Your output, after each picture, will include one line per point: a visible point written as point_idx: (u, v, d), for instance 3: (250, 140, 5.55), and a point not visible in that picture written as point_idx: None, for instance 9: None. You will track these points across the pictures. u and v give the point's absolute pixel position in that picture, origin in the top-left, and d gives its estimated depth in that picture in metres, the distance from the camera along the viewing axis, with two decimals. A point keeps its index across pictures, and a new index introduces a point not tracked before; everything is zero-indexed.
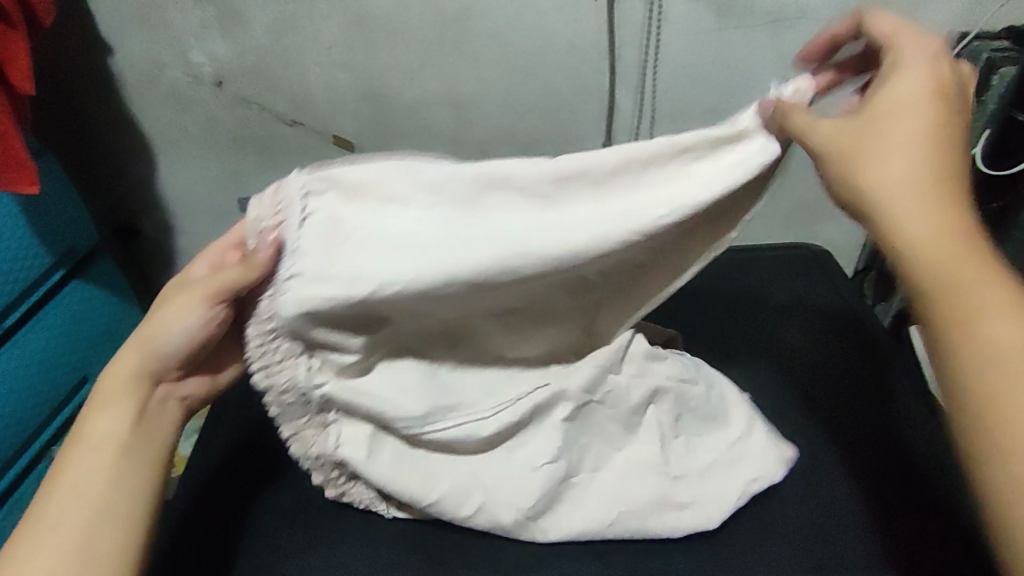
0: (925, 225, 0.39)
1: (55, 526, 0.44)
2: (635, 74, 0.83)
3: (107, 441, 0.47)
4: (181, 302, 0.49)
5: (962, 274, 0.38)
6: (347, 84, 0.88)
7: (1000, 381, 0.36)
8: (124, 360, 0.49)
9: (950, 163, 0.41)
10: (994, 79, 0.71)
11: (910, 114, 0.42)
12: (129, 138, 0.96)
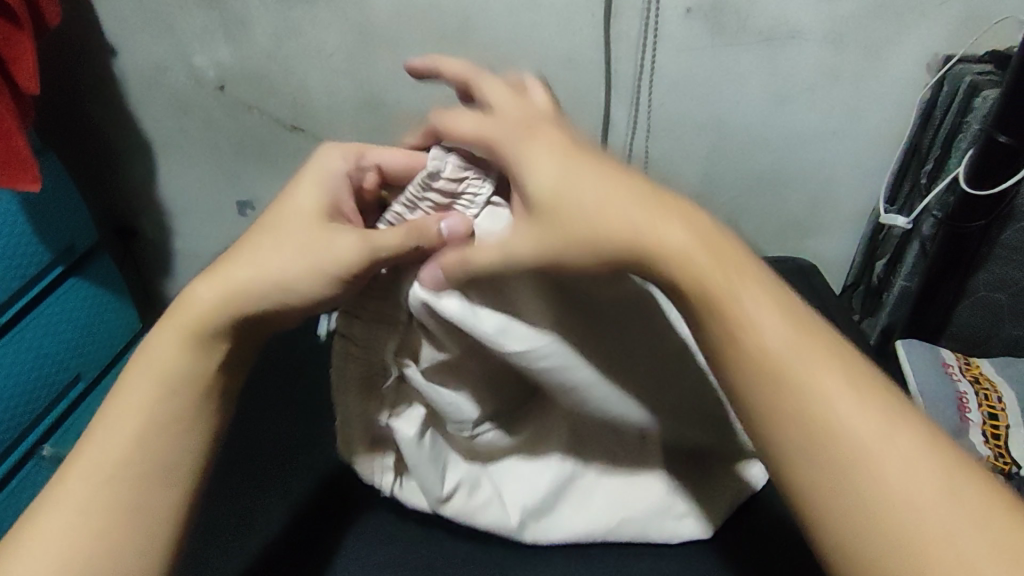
0: (758, 333, 0.35)
1: (93, 471, 0.42)
2: (629, 88, 0.85)
3: (167, 375, 0.44)
4: (300, 258, 0.45)
5: (780, 381, 0.35)
6: (348, 92, 0.89)
7: (841, 500, 0.33)
8: (201, 290, 0.45)
9: (646, 231, 0.39)
10: (976, 102, 0.74)
11: (543, 163, 0.42)
12: (131, 140, 0.98)
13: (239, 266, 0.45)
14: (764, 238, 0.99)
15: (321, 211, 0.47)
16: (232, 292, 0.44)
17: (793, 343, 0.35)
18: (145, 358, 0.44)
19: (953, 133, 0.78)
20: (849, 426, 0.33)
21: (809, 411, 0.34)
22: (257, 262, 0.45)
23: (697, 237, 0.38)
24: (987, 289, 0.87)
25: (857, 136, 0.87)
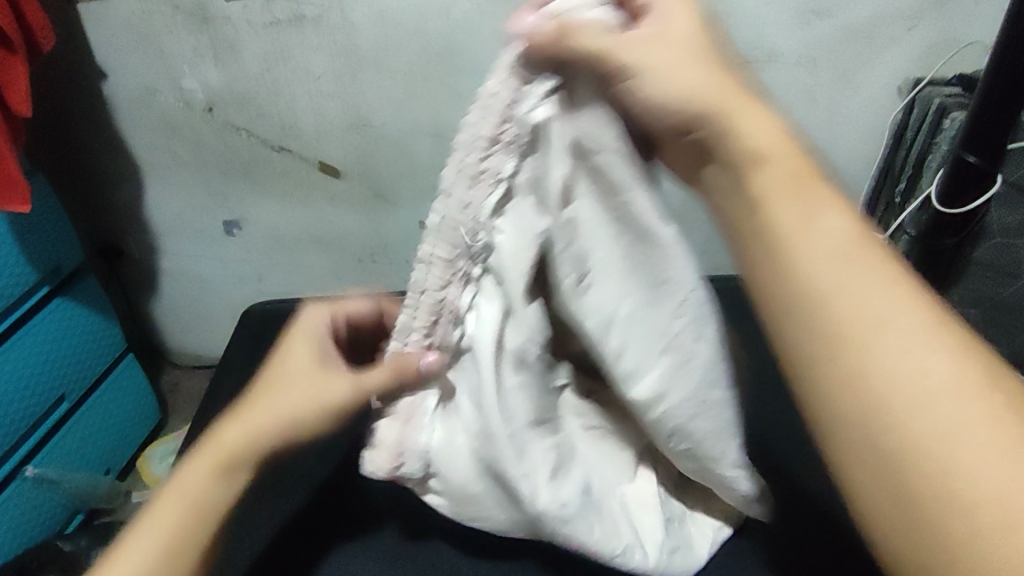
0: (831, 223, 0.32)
1: None
2: None
3: (200, 506, 0.43)
4: (307, 403, 0.45)
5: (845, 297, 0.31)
6: (334, 113, 0.91)
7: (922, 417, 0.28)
8: (231, 423, 0.45)
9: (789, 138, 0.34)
10: (946, 123, 0.77)
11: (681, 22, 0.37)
12: (119, 160, 0.99)
13: (259, 405, 0.45)
14: None
15: (321, 346, 0.49)
16: (258, 428, 0.44)
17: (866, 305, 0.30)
18: (177, 484, 0.44)
19: (924, 153, 0.81)
20: (893, 372, 0.29)
21: (848, 324, 0.30)
22: (268, 402, 0.45)
23: (772, 124, 0.35)
24: (963, 305, 0.88)
25: (833, 155, 0.89)
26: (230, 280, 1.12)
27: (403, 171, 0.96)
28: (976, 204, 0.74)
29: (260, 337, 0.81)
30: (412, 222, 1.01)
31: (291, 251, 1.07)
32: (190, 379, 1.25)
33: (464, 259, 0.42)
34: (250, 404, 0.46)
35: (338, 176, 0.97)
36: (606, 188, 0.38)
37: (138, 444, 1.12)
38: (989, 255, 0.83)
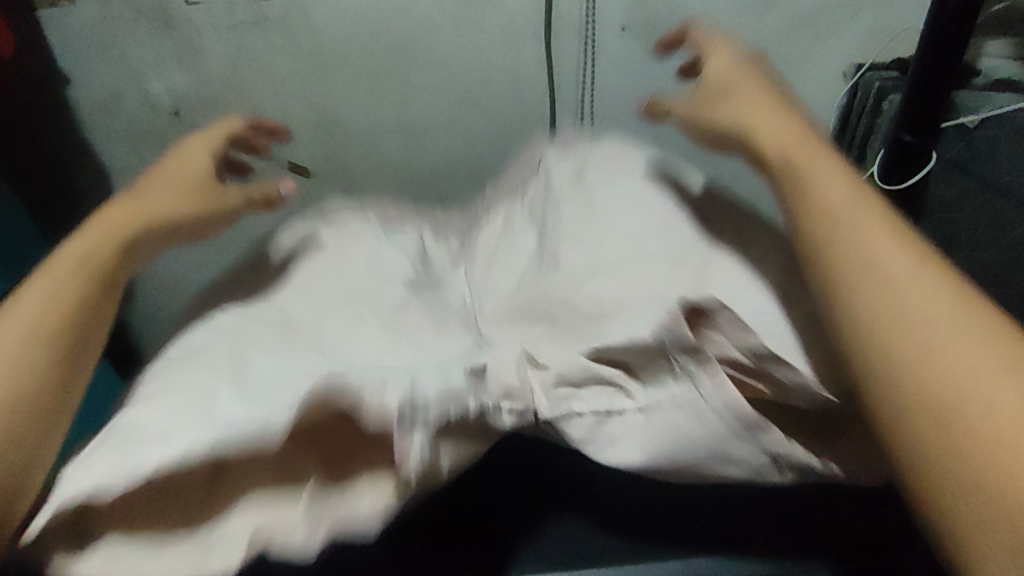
0: (786, 147, 0.41)
1: (57, 267, 0.40)
2: (571, 102, 0.91)
3: (87, 262, 0.41)
4: (190, 195, 0.49)
5: (855, 215, 0.35)
6: (301, 113, 0.92)
7: (869, 337, 0.31)
8: (109, 212, 0.46)
9: (798, 131, 0.42)
10: (884, 106, 0.83)
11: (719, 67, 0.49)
12: (86, 170, 0.99)
13: (157, 192, 0.48)
14: None
15: (208, 161, 0.53)
16: (150, 211, 0.46)
17: (853, 199, 0.36)
18: (54, 264, 0.40)
19: (866, 137, 0.86)
20: (881, 278, 0.32)
21: (844, 253, 0.34)
22: (147, 194, 0.48)
23: (792, 129, 0.42)
24: None
25: None
26: None
27: (374, 169, 0.97)
28: (917, 178, 0.80)
29: None
30: None
31: None
32: None
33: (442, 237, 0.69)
34: (125, 198, 0.47)
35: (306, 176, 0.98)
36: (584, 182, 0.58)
37: None
38: (935, 230, 0.89)
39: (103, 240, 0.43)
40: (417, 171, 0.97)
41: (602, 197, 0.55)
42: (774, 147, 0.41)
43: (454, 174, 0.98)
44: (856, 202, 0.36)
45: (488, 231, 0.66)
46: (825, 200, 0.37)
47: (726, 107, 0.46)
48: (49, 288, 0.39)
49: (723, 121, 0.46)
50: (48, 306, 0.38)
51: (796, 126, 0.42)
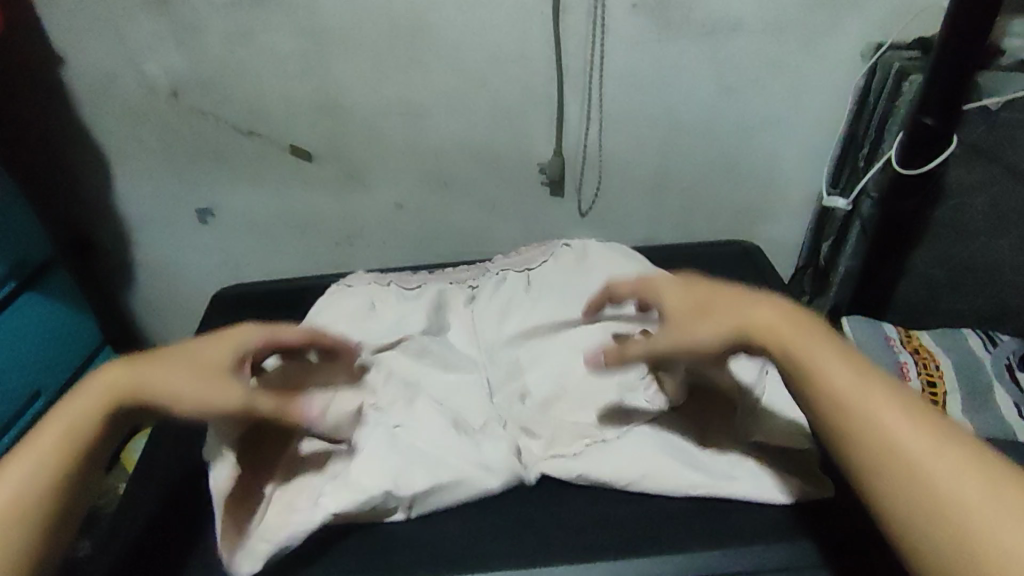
0: (773, 331, 0.48)
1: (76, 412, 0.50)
2: (580, 82, 0.87)
3: (74, 427, 0.49)
4: (199, 372, 0.54)
5: (861, 397, 0.43)
6: (304, 95, 0.90)
7: (878, 468, 0.41)
8: (126, 367, 0.53)
9: (789, 318, 0.49)
10: (904, 86, 0.81)
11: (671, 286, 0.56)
12: (85, 151, 0.98)
13: (179, 363, 0.54)
14: (715, 228, 1.02)
15: (241, 349, 0.58)
16: (144, 381, 0.52)
17: (856, 384, 0.44)
18: (57, 415, 0.49)
19: (885, 116, 0.84)
20: (874, 429, 0.42)
21: (879, 442, 0.41)
22: (176, 362, 0.54)
23: (776, 311, 0.49)
24: (925, 265, 0.93)
25: (798, 128, 0.91)
26: (208, 268, 1.11)
27: (377, 153, 0.95)
28: (938, 161, 0.78)
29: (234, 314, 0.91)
30: (387, 202, 1.01)
31: (269, 238, 1.06)
32: None
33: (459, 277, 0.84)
34: (160, 359, 0.54)
35: (308, 159, 0.96)
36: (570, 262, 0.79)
37: None
38: (950, 216, 0.87)
39: (103, 402, 0.50)
40: (422, 154, 0.95)
41: (567, 266, 0.80)
42: (778, 353, 0.48)
43: (460, 158, 0.95)
44: (864, 384, 0.44)
45: (498, 286, 0.79)
46: (838, 391, 0.44)
47: (710, 330, 0.50)
48: (33, 453, 0.47)
49: (716, 325, 0.50)
50: (39, 465, 0.47)
51: (781, 313, 0.49)
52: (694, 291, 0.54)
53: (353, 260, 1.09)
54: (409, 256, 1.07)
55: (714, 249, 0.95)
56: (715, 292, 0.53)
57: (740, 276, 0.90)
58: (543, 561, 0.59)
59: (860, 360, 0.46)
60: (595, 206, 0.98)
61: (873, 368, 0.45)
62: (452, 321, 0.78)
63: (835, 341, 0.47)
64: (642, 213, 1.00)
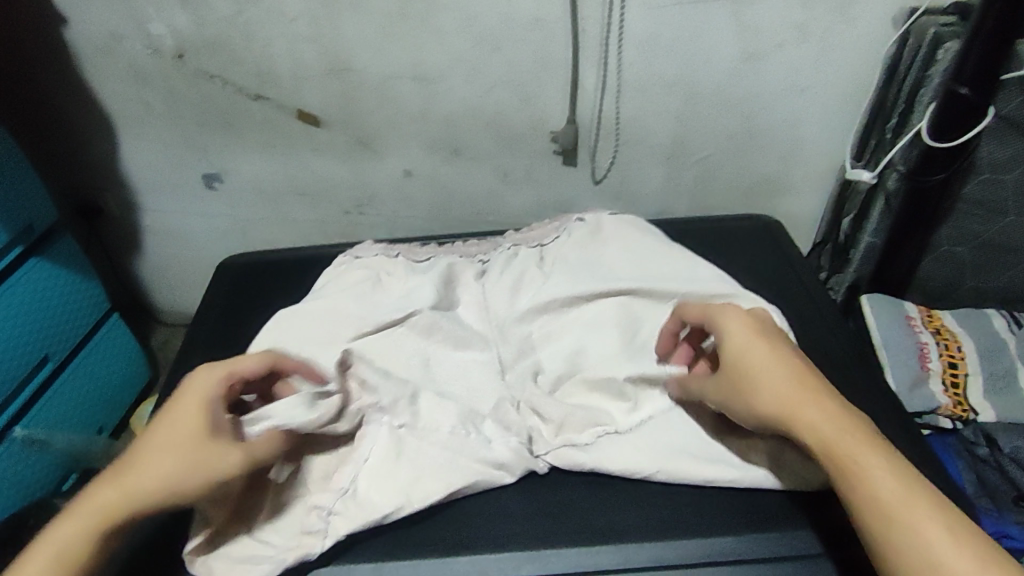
0: (824, 422, 0.49)
1: (71, 528, 0.50)
2: (598, 47, 0.83)
3: (67, 555, 0.49)
4: (176, 459, 0.51)
5: (906, 504, 0.45)
6: (312, 57, 0.87)
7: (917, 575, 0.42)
8: (108, 483, 0.51)
9: (840, 417, 0.49)
10: (939, 54, 0.78)
11: (734, 330, 0.56)
12: (89, 114, 0.96)
13: (156, 459, 0.51)
14: (731, 200, 0.99)
15: (212, 409, 0.54)
16: (132, 487, 0.51)
17: (902, 494, 0.45)
18: (44, 546, 0.49)
19: (916, 87, 0.82)
20: (915, 540, 0.43)
21: (922, 553, 0.43)
22: (152, 456, 0.52)
23: (826, 410, 0.50)
24: (950, 243, 0.91)
25: (823, 96, 0.87)
26: (215, 235, 1.10)
27: (387, 119, 0.93)
28: (970, 136, 0.75)
29: (241, 284, 0.90)
30: (397, 170, 0.99)
31: (276, 205, 1.05)
32: (177, 336, 1.28)
33: (471, 248, 0.82)
34: (136, 458, 0.52)
35: (317, 125, 0.94)
36: (590, 236, 0.78)
37: (130, 402, 1.12)
38: (979, 191, 0.85)
39: (91, 518, 0.50)
40: (433, 120, 0.92)
41: (586, 239, 0.77)
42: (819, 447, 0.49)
43: (471, 125, 0.92)
44: (910, 494, 0.45)
45: (511, 261, 0.78)
46: (876, 499, 0.45)
47: (762, 401, 0.52)
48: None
49: (771, 407, 0.51)
50: None
51: (831, 413, 0.50)
52: (744, 354, 0.54)
53: (361, 229, 1.07)
54: (417, 225, 1.06)
55: (729, 223, 0.92)
56: (773, 364, 0.53)
57: (758, 251, 0.87)
58: (556, 544, 0.59)
59: (904, 465, 0.47)
60: (609, 175, 0.96)
61: (917, 476, 0.47)
62: (463, 297, 0.75)
63: (884, 446, 0.48)
64: (656, 184, 0.98)
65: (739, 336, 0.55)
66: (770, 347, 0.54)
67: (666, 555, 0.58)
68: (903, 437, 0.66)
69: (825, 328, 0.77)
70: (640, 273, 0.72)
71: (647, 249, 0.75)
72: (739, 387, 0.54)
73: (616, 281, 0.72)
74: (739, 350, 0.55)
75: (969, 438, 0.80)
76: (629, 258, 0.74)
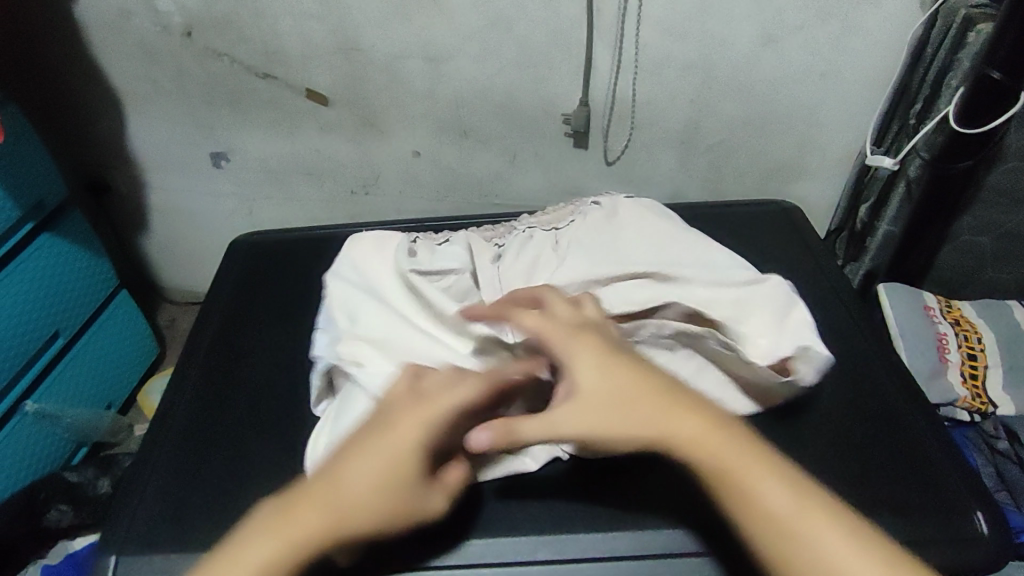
0: (701, 442, 0.45)
1: (270, 555, 0.44)
2: (612, 27, 0.81)
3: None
4: (390, 500, 0.47)
5: (806, 515, 0.42)
6: (321, 35, 0.85)
7: None
8: (316, 509, 0.45)
9: (711, 430, 0.46)
10: (970, 37, 0.75)
11: (584, 353, 0.50)
12: (98, 91, 0.95)
13: (372, 495, 0.47)
14: (745, 185, 0.97)
15: (433, 445, 0.49)
16: (344, 520, 0.46)
17: (796, 507, 0.43)
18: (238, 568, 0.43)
19: (942, 71, 0.79)
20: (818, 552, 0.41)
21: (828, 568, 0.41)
22: (363, 488, 0.46)
23: (697, 423, 0.46)
24: (971, 232, 0.89)
25: (843, 80, 0.84)
26: (222, 213, 1.10)
27: (397, 99, 0.91)
28: (1000, 122, 0.73)
29: (254, 262, 0.89)
30: (405, 151, 0.97)
31: (283, 184, 1.04)
32: (185, 314, 1.28)
33: (486, 229, 0.81)
34: (345, 483, 0.46)
35: (325, 104, 0.93)
36: (607, 220, 0.76)
37: (140, 379, 1.13)
38: (1003, 180, 0.83)
39: (299, 546, 0.44)
40: (443, 100, 0.90)
41: (604, 222, 0.76)
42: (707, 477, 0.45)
43: (482, 106, 0.91)
44: (806, 501, 0.43)
45: (526, 242, 0.76)
46: (774, 522, 0.43)
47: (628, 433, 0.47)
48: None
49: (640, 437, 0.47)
50: None
51: (712, 428, 0.46)
52: (600, 379, 0.49)
53: (369, 210, 1.06)
54: (426, 207, 1.04)
55: (744, 208, 0.90)
56: (641, 397, 0.48)
57: (773, 238, 0.86)
58: (571, 528, 0.58)
59: (785, 467, 0.45)
60: (621, 158, 0.94)
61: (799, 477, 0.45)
62: (480, 278, 0.71)
63: (760, 448, 0.46)
64: (668, 168, 0.96)
65: (593, 370, 0.50)
66: (634, 375, 0.49)
67: (682, 544, 0.57)
68: (922, 427, 0.65)
69: (841, 317, 0.75)
70: (661, 257, 0.71)
71: (667, 233, 0.73)
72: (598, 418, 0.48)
73: (635, 264, 0.70)
74: (600, 372, 0.49)
75: (989, 431, 0.78)
76: (650, 241, 0.73)
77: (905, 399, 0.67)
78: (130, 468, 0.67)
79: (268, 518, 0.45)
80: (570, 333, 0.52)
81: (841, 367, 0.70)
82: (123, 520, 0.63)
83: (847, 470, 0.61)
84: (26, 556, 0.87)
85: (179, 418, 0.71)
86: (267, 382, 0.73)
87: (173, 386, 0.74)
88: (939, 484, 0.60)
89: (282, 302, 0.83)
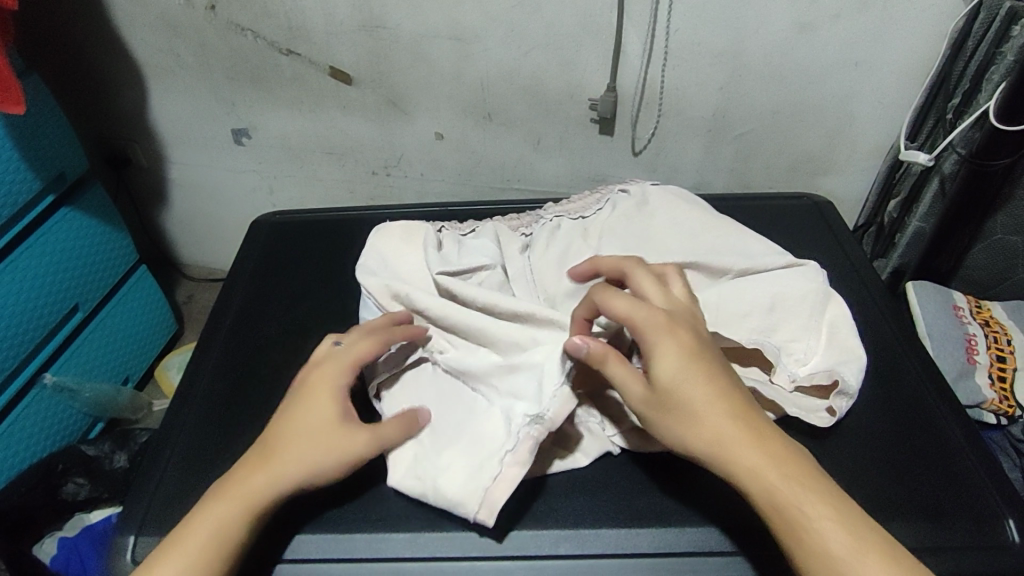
0: (769, 467, 0.46)
1: (214, 509, 0.51)
2: (644, 12, 0.79)
3: (225, 527, 0.50)
4: (314, 445, 0.54)
5: (857, 549, 0.43)
6: (346, 12, 0.84)
7: None
8: (255, 471, 0.53)
9: (780, 454, 0.47)
10: (1015, 30, 0.72)
11: (671, 358, 0.49)
12: (120, 64, 0.94)
13: (292, 445, 0.54)
14: (773, 176, 0.96)
15: (339, 394, 0.56)
16: (277, 473, 0.52)
17: (849, 546, 0.43)
18: (191, 531, 0.50)
19: (985, 65, 0.76)
20: None
21: None
22: (291, 447, 0.53)
23: (770, 449, 0.47)
24: (1004, 231, 0.88)
25: (879, 70, 0.82)
26: (243, 191, 1.09)
27: (420, 78, 0.90)
28: None
29: (276, 243, 0.89)
30: (428, 133, 0.96)
31: (304, 163, 1.03)
32: (202, 291, 1.28)
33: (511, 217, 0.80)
34: (275, 448, 0.54)
35: (349, 83, 0.91)
36: (638, 208, 0.75)
37: (157, 354, 1.13)
38: None
39: (239, 502, 0.51)
40: (467, 82, 0.89)
41: (634, 211, 0.75)
42: (759, 493, 0.46)
43: (507, 89, 0.89)
44: (858, 533, 0.44)
45: (554, 230, 0.75)
46: (828, 554, 0.43)
47: (699, 437, 0.48)
48: (187, 558, 0.49)
49: (710, 443, 0.47)
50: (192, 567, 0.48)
51: (783, 454, 0.47)
52: (686, 375, 0.49)
53: (390, 192, 1.05)
54: (447, 189, 1.03)
55: (772, 201, 0.89)
56: (711, 401, 0.48)
57: (803, 231, 0.84)
58: (596, 523, 0.58)
59: (849, 504, 0.45)
60: (646, 147, 0.93)
61: (860, 516, 0.45)
62: (510, 270, 0.71)
63: (822, 483, 0.46)
64: (694, 157, 0.94)
65: (675, 366, 0.49)
66: (707, 376, 0.49)
67: (709, 543, 0.57)
68: (955, 427, 0.64)
69: (871, 314, 0.74)
70: (696, 247, 0.70)
71: (701, 223, 0.72)
72: (672, 414, 0.49)
73: (668, 252, 0.69)
74: (689, 368, 0.49)
75: (1017, 434, 0.78)
76: (683, 233, 0.72)
77: (940, 401, 0.66)
78: (150, 446, 0.67)
79: (212, 492, 0.52)
80: (657, 315, 0.51)
81: (869, 365, 0.69)
82: (145, 496, 0.63)
83: (871, 468, 0.60)
84: (44, 527, 0.88)
85: (200, 396, 0.71)
86: (292, 362, 0.73)
87: (193, 363, 0.75)
88: (970, 487, 0.59)
89: (307, 283, 0.82)
